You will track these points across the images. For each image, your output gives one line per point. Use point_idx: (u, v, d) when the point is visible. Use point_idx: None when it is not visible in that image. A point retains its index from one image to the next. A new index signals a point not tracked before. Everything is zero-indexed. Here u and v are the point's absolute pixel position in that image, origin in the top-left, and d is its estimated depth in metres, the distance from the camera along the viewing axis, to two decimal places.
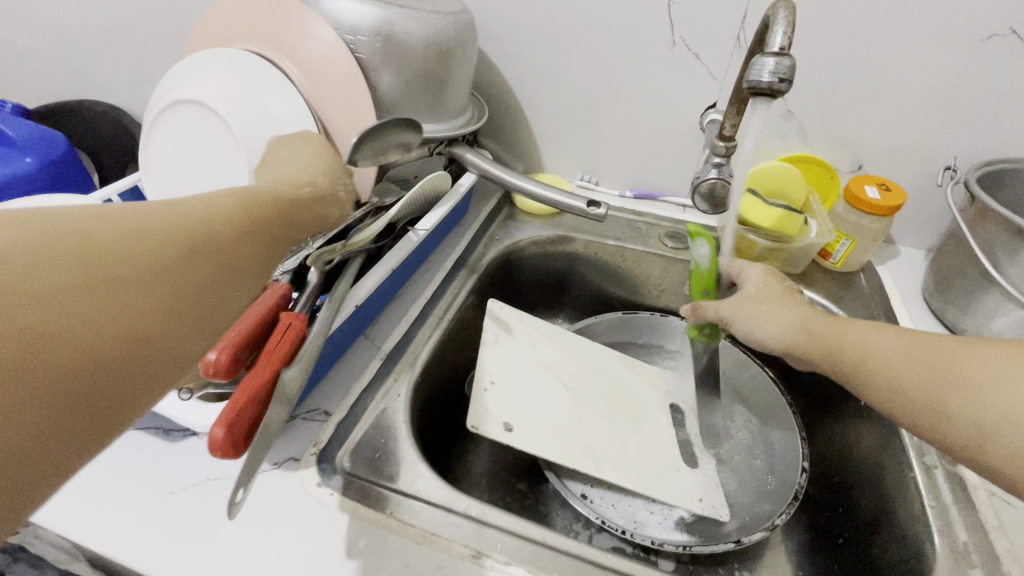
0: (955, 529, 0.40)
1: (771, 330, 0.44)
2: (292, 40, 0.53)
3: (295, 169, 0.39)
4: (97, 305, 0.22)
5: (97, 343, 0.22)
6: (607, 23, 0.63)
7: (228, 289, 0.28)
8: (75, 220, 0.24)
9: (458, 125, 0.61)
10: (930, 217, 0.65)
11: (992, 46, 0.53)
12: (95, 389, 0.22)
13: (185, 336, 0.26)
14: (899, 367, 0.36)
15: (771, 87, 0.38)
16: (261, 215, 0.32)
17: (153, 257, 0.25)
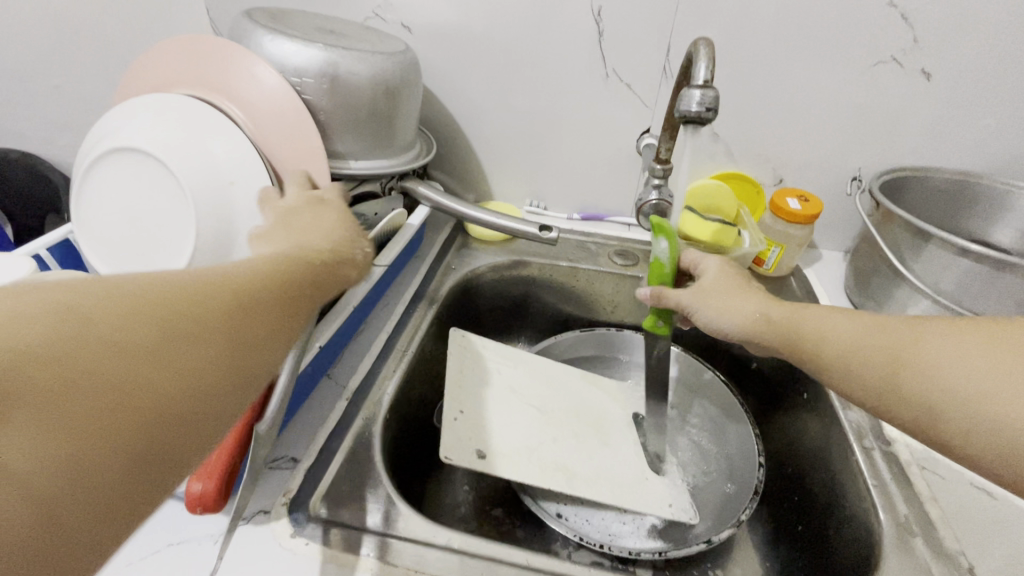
0: (895, 503, 0.44)
1: (732, 318, 0.44)
2: (233, 83, 0.52)
3: (319, 232, 0.39)
4: (128, 373, 0.21)
5: (125, 416, 0.20)
6: (546, 58, 0.67)
7: (258, 360, 0.26)
8: (138, 283, 0.23)
9: (408, 160, 0.62)
10: (844, 222, 0.72)
11: (879, 71, 0.60)
12: (115, 470, 0.20)
13: (212, 410, 0.24)
14: (857, 350, 0.38)
15: (700, 115, 0.42)
16: (294, 278, 0.31)
17: (186, 321, 0.24)
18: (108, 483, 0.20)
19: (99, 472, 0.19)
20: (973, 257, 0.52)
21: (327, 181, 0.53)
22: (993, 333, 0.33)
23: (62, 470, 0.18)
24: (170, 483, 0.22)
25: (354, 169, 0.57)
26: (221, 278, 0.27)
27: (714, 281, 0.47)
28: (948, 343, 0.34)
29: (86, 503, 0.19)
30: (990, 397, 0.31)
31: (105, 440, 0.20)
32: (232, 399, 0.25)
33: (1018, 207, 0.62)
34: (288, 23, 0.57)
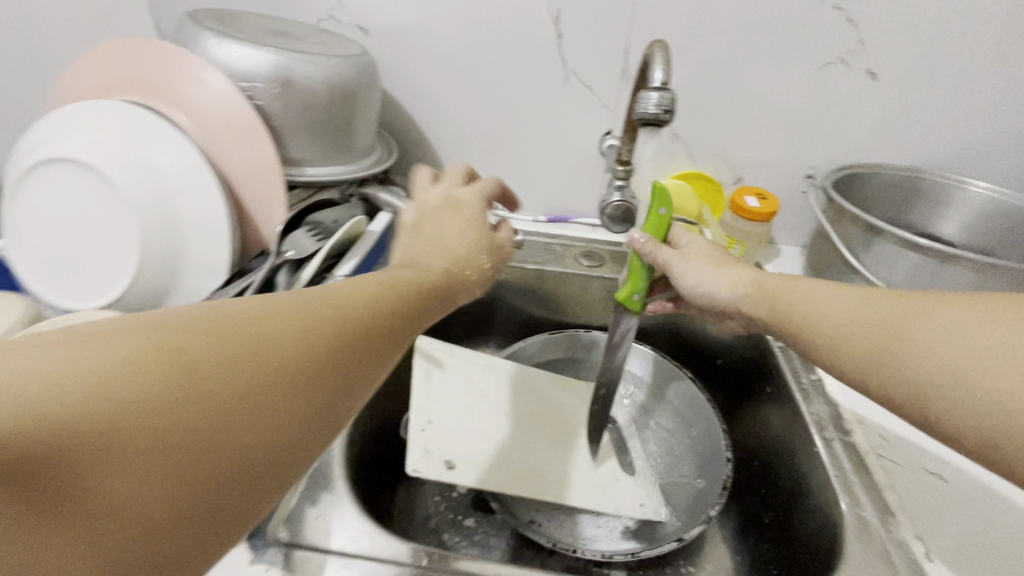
0: (855, 492, 0.45)
1: (722, 287, 0.43)
2: (177, 89, 0.50)
3: (447, 242, 0.41)
4: (215, 421, 0.23)
5: (218, 457, 0.22)
6: (506, 60, 0.66)
7: (336, 406, 0.28)
8: (247, 319, 0.26)
9: (368, 165, 0.60)
10: (801, 219, 0.74)
11: (828, 72, 0.62)
12: (195, 515, 0.22)
13: (286, 456, 0.25)
14: (851, 322, 0.35)
15: (657, 117, 0.42)
16: (398, 304, 0.33)
17: (274, 367, 0.25)
18: (187, 527, 0.22)
19: (181, 518, 0.21)
20: (919, 250, 0.54)
21: (281, 189, 0.51)
22: (993, 304, 0.30)
23: (162, 503, 0.21)
24: (242, 524, 0.24)
25: (311, 176, 0.55)
26: (317, 313, 0.28)
27: (700, 247, 0.46)
28: (948, 316, 0.31)
29: (166, 546, 0.21)
30: (990, 371, 0.28)
31: (190, 484, 0.22)
32: (305, 444, 0.26)
33: (962, 201, 0.64)
34: (237, 25, 0.55)
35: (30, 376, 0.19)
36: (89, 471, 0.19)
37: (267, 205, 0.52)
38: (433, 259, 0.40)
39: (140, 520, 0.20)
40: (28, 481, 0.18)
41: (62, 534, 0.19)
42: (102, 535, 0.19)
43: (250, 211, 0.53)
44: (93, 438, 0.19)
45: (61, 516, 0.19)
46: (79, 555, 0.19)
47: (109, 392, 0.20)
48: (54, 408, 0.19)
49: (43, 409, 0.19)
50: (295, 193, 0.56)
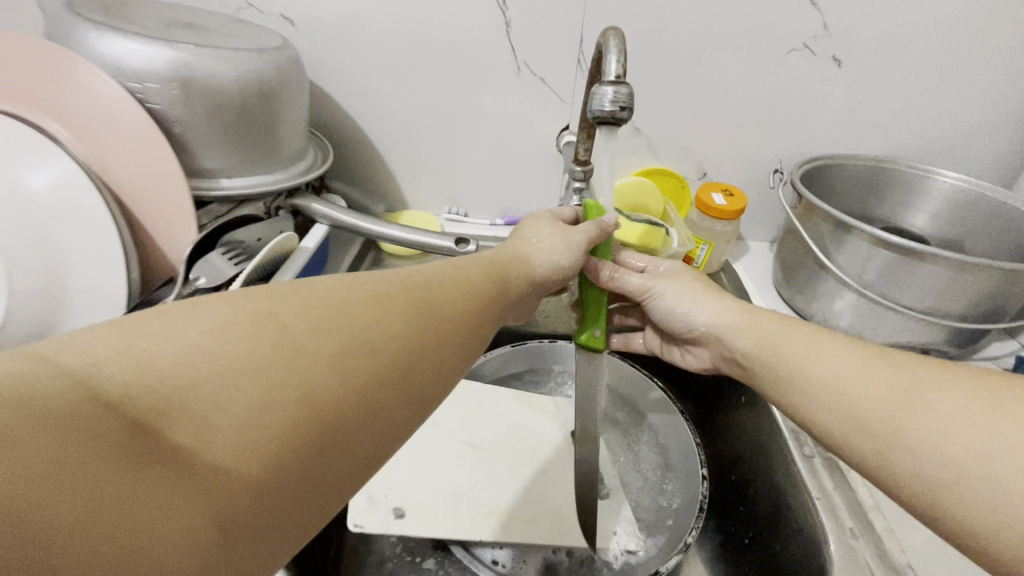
0: (841, 517, 0.42)
1: (709, 313, 0.45)
2: (50, 95, 0.44)
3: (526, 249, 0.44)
4: (309, 382, 0.24)
5: (313, 417, 0.24)
6: (449, 51, 0.60)
7: (414, 376, 0.29)
8: (333, 295, 0.28)
9: (298, 172, 0.53)
10: (769, 214, 0.71)
11: (792, 59, 0.59)
12: (298, 471, 0.23)
13: (372, 423, 0.26)
14: (865, 391, 0.33)
15: (613, 115, 0.37)
16: (461, 291, 0.35)
17: (352, 337, 0.27)
18: (290, 482, 0.23)
19: (285, 473, 0.22)
20: (888, 248, 0.51)
21: (190, 210, 0.45)
22: (1001, 393, 0.28)
23: (266, 458, 0.22)
24: (336, 488, 0.25)
25: (227, 189, 0.48)
26: (384, 294, 0.30)
27: (678, 274, 0.50)
28: (954, 403, 0.29)
29: (273, 499, 0.22)
30: (993, 469, 0.26)
31: (293, 439, 0.23)
32: (387, 413, 0.27)
33: (931, 191, 0.62)
34: (129, 15, 0.47)
35: (151, 344, 0.21)
36: (203, 424, 0.21)
37: (175, 227, 0.46)
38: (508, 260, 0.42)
39: (251, 470, 0.21)
40: (151, 430, 0.20)
41: (183, 479, 0.20)
42: (216, 481, 0.20)
43: (156, 237, 0.47)
44: (204, 395, 0.21)
45: (181, 463, 0.20)
46: (197, 501, 0.20)
47: (218, 356, 0.22)
48: (175, 368, 0.21)
49: (165, 368, 0.21)
50: (210, 210, 0.49)
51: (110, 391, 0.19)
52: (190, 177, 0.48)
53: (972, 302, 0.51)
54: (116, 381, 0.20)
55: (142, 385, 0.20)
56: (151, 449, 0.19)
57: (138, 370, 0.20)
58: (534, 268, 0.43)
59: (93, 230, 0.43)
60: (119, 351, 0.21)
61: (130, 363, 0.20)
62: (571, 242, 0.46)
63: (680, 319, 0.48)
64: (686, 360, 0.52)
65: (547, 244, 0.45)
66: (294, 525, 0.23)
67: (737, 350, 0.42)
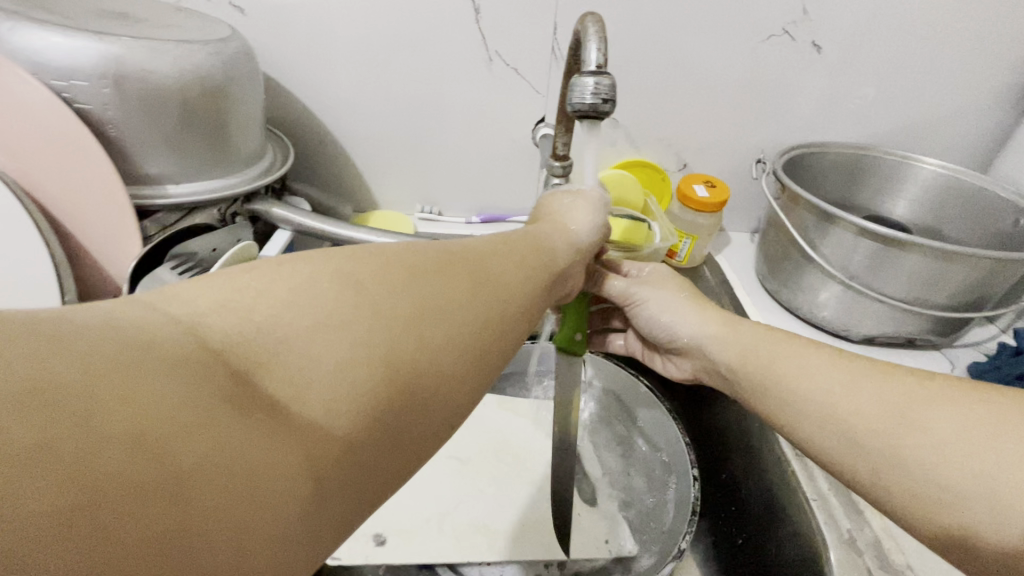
0: (838, 517, 0.41)
1: (696, 324, 0.42)
2: None
3: (578, 220, 0.40)
4: (389, 342, 0.22)
5: (392, 381, 0.22)
6: (415, 41, 0.57)
7: (488, 344, 0.26)
8: (407, 255, 0.26)
9: (254, 175, 0.49)
10: (750, 204, 0.70)
11: (771, 46, 0.57)
12: (382, 436, 0.21)
13: (453, 388, 0.24)
14: (853, 396, 0.31)
15: (595, 108, 0.35)
16: (527, 257, 0.32)
17: (428, 300, 0.25)
18: (376, 446, 0.21)
19: (371, 435, 0.21)
20: (873, 238, 0.50)
21: (133, 219, 0.41)
22: (996, 409, 0.27)
23: (350, 421, 0.20)
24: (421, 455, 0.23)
25: (175, 195, 0.44)
26: (454, 257, 0.28)
27: (660, 279, 0.46)
28: (952, 421, 0.28)
29: (361, 461, 0.21)
30: (1004, 493, 0.25)
31: (376, 402, 0.21)
32: (468, 380, 0.25)
33: (911, 178, 0.62)
34: (53, 4, 0.42)
35: (246, 299, 0.21)
36: (297, 377, 0.20)
37: (116, 241, 0.42)
38: (564, 230, 0.38)
39: (345, 424, 0.20)
40: (249, 381, 0.19)
41: (283, 430, 0.19)
42: (311, 436, 0.19)
43: (96, 254, 0.43)
44: (297, 349, 0.20)
45: (278, 415, 0.19)
46: (294, 455, 0.18)
47: (308, 311, 0.21)
48: (269, 324, 0.20)
49: (262, 322, 0.20)
50: (156, 219, 0.45)
51: (214, 341, 0.19)
52: (132, 184, 0.43)
53: (955, 290, 0.51)
54: (221, 333, 0.19)
55: (240, 337, 0.20)
56: (250, 398, 0.18)
57: (238, 324, 0.20)
58: (573, 232, 0.38)
59: (22, 248, 0.40)
60: (220, 306, 0.20)
61: (233, 316, 0.20)
62: (597, 204, 0.42)
63: (664, 329, 0.45)
64: (667, 368, 0.49)
65: (576, 211, 0.41)
66: (382, 490, 0.22)
67: (722, 365, 0.40)
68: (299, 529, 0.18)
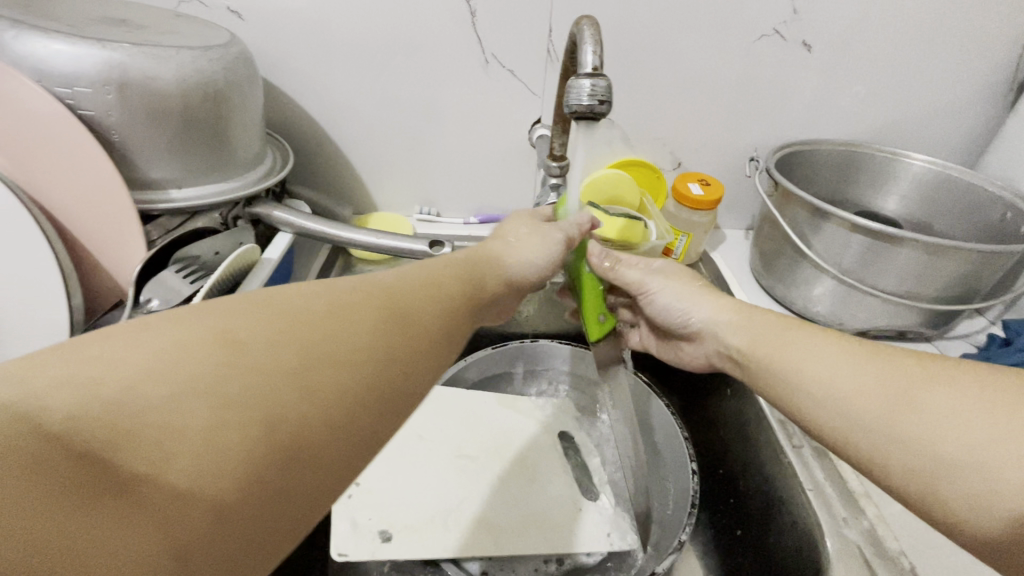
0: (833, 506, 0.42)
1: (708, 311, 0.44)
2: None
3: (516, 252, 0.43)
4: (271, 403, 0.23)
5: (272, 436, 0.22)
6: (412, 44, 0.57)
7: (390, 386, 0.27)
8: (288, 306, 0.27)
9: (256, 178, 0.50)
10: (745, 202, 0.71)
11: (763, 46, 0.58)
12: (262, 497, 0.22)
13: (351, 435, 0.25)
14: (854, 376, 0.32)
15: (592, 110, 0.36)
16: (435, 292, 0.33)
17: (317, 347, 0.25)
18: (259, 506, 0.22)
19: (250, 498, 0.21)
20: (865, 233, 0.51)
21: (138, 223, 0.42)
22: (990, 387, 0.28)
23: (221, 486, 0.20)
24: (319, 507, 0.24)
25: (179, 200, 0.45)
26: (356, 299, 0.29)
27: (673, 271, 0.48)
28: (946, 397, 0.29)
29: (239, 526, 0.21)
30: (988, 460, 0.26)
31: (256, 463, 0.22)
32: (368, 421, 0.26)
33: (900, 174, 0.63)
34: (53, 13, 0.42)
35: (96, 371, 0.20)
36: (157, 450, 0.20)
37: (121, 246, 0.43)
38: (488, 269, 0.41)
39: (215, 489, 0.20)
40: (97, 462, 0.19)
41: (136, 511, 0.19)
42: (175, 511, 0.19)
43: (101, 258, 0.44)
44: (158, 421, 0.20)
45: (131, 493, 0.19)
46: (152, 533, 0.19)
47: (171, 378, 0.21)
48: (124, 396, 0.20)
49: (113, 397, 0.20)
50: (160, 223, 0.45)
51: (52, 424, 0.18)
52: (136, 189, 0.44)
53: (945, 283, 0.52)
54: (61, 413, 0.19)
55: (89, 415, 0.19)
56: (97, 482, 0.18)
57: (85, 401, 0.19)
58: (509, 268, 0.42)
59: (29, 254, 0.41)
60: (66, 381, 0.20)
61: (77, 394, 0.19)
62: (551, 240, 0.44)
63: (676, 315, 0.47)
64: (683, 358, 0.51)
65: (522, 244, 0.44)
66: (274, 553, 0.22)
67: (734, 348, 0.41)
68: None
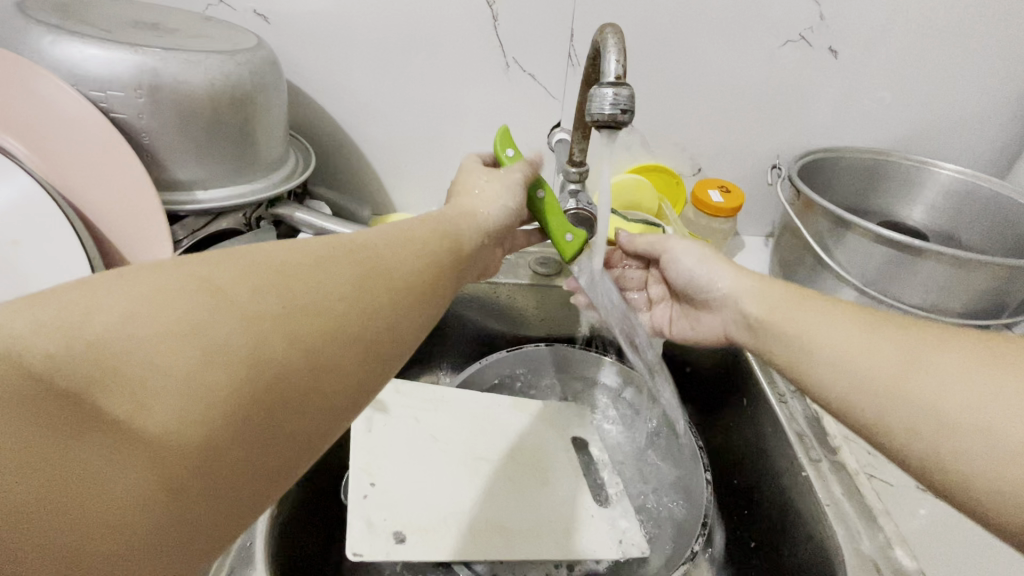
0: (852, 522, 0.41)
1: (731, 277, 0.43)
2: (10, 114, 0.42)
3: (489, 199, 0.42)
4: (253, 347, 0.23)
5: (256, 382, 0.22)
6: (435, 48, 0.58)
7: (373, 337, 0.27)
8: (272, 254, 0.26)
9: (279, 180, 0.50)
10: (767, 209, 0.70)
11: (788, 52, 0.57)
12: (245, 436, 0.22)
13: (335, 381, 0.25)
14: (862, 347, 0.32)
15: (614, 119, 0.36)
16: (427, 247, 0.33)
17: (301, 296, 0.25)
18: (240, 446, 0.22)
19: (229, 439, 0.22)
20: (889, 244, 0.50)
21: (162, 219, 0.43)
22: (984, 353, 0.29)
23: (206, 426, 0.21)
24: (298, 449, 0.24)
25: (203, 201, 0.45)
26: (341, 251, 0.28)
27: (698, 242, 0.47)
28: (955, 361, 0.29)
29: (221, 462, 0.21)
30: (1001, 448, 0.26)
31: (236, 410, 0.22)
32: (350, 371, 0.26)
33: (927, 183, 0.61)
34: (89, 17, 0.43)
35: (79, 314, 0.20)
36: (139, 390, 0.20)
37: (148, 247, 0.44)
38: (469, 217, 0.39)
39: (199, 429, 0.21)
40: (81, 401, 0.19)
41: (119, 446, 0.19)
42: (157, 448, 0.20)
43: (128, 257, 0.45)
44: (141, 363, 0.20)
45: (115, 430, 0.19)
46: (135, 467, 0.19)
47: (154, 323, 0.21)
48: (107, 338, 0.20)
49: (98, 336, 0.20)
50: (185, 223, 0.46)
51: (37, 366, 0.19)
52: (163, 190, 0.45)
53: (972, 297, 0.51)
54: (44, 352, 0.19)
55: (72, 356, 0.19)
56: (81, 418, 0.19)
57: (69, 344, 0.19)
58: (486, 221, 0.40)
59: (59, 250, 0.42)
60: (50, 324, 0.20)
61: (58, 336, 0.19)
62: (514, 187, 0.43)
63: (699, 280, 0.45)
64: (695, 331, 0.49)
65: (490, 196, 0.42)
66: (253, 489, 0.23)
67: (751, 314, 0.40)
68: (151, 534, 0.19)
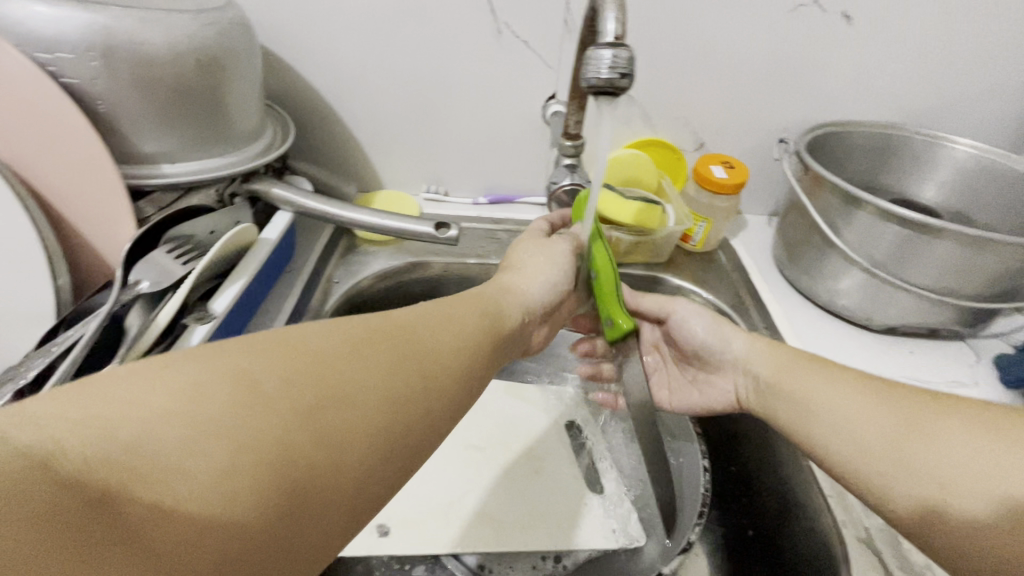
0: (857, 513, 0.40)
1: (742, 345, 0.44)
2: None
3: (543, 272, 0.42)
4: (284, 443, 0.22)
5: (287, 479, 0.22)
6: (421, 12, 0.54)
7: (406, 427, 0.27)
8: (309, 343, 0.26)
9: (257, 153, 0.47)
10: (772, 187, 0.66)
11: (798, 16, 0.54)
12: (269, 544, 0.21)
13: (364, 477, 0.25)
14: (870, 419, 0.34)
15: (612, 84, 0.32)
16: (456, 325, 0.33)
17: (333, 387, 0.25)
18: (263, 555, 0.21)
19: (252, 549, 0.20)
20: (902, 223, 0.48)
21: (128, 203, 0.40)
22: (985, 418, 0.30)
23: (235, 533, 0.20)
24: (313, 557, 0.23)
25: (171, 174, 0.42)
26: (373, 335, 0.28)
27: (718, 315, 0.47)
28: (958, 427, 0.31)
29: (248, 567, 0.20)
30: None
31: (263, 514, 0.21)
32: (376, 472, 0.25)
33: (941, 160, 0.59)
34: None
35: (107, 411, 0.19)
36: (169, 497, 0.19)
37: (109, 225, 0.41)
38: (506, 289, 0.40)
39: (225, 538, 0.20)
40: (111, 505, 0.18)
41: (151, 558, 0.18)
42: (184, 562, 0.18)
43: (87, 235, 0.42)
44: (171, 465, 0.19)
45: (143, 541, 0.18)
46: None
47: (188, 421, 0.20)
48: (142, 440, 0.19)
49: (131, 441, 0.19)
50: (152, 198, 0.43)
51: (66, 468, 0.17)
52: (127, 162, 0.42)
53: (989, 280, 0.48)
54: (78, 454, 0.18)
55: (107, 459, 0.18)
56: (107, 526, 0.17)
57: (101, 444, 0.18)
58: (528, 293, 0.40)
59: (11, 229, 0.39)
60: (77, 421, 0.19)
61: (88, 436, 0.18)
62: (559, 257, 0.44)
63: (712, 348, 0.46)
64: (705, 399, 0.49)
65: (537, 260, 0.43)
66: None
67: (763, 376, 0.42)
68: None
